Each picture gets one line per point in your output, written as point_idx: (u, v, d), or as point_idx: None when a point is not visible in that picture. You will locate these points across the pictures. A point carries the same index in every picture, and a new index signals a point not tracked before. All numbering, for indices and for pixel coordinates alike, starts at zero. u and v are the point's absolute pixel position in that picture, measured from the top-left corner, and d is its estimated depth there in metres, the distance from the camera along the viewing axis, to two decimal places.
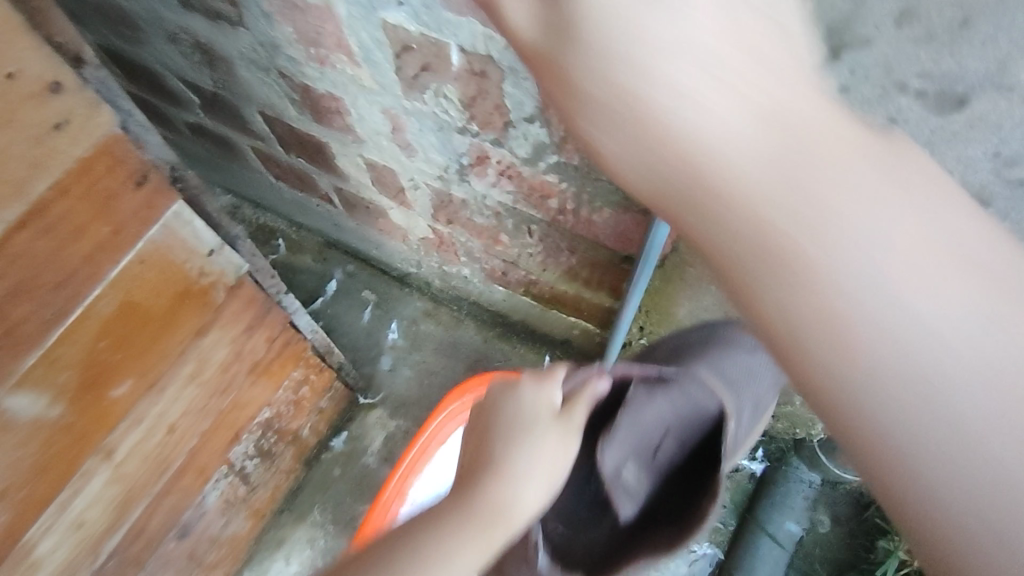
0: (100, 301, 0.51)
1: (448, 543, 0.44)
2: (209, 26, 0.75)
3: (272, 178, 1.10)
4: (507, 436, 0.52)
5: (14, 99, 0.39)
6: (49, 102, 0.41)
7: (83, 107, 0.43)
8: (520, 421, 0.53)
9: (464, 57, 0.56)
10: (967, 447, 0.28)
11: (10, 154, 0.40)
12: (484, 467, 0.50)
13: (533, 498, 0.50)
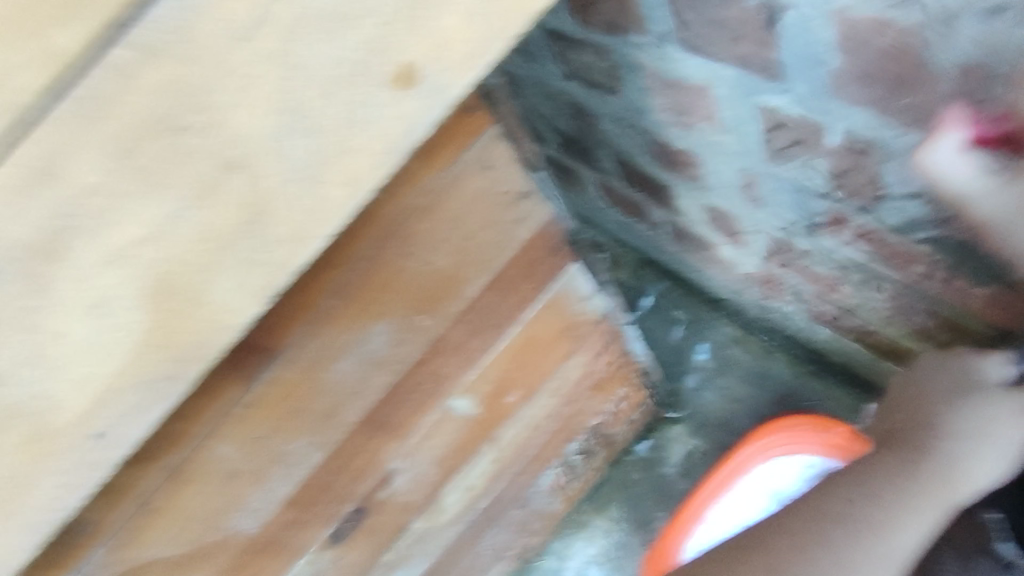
0: (514, 336, 0.66)
1: (904, 516, 0.56)
2: (586, 91, 0.87)
3: (605, 203, 1.22)
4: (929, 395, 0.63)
5: (498, 206, 0.53)
6: (517, 205, 0.54)
7: (535, 207, 0.56)
8: (961, 392, 0.61)
9: (847, 138, 0.57)
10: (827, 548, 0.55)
11: (488, 243, 0.55)
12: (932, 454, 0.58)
13: (982, 474, 0.58)
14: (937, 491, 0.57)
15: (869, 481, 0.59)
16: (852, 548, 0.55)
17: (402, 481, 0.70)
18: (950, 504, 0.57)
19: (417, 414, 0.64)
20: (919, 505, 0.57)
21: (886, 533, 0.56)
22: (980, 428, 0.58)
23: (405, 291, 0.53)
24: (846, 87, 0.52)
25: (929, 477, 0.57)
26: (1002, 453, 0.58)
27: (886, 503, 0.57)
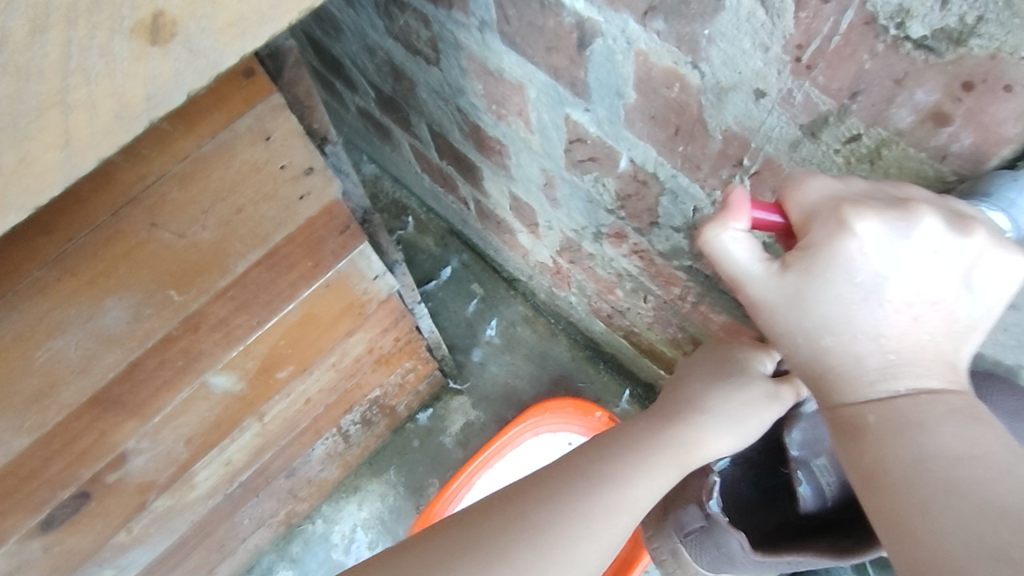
0: (289, 312, 0.62)
1: (644, 467, 0.56)
2: (405, 53, 0.82)
3: (418, 169, 1.19)
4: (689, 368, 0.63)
5: (278, 181, 0.48)
6: (301, 180, 0.50)
7: (321, 183, 0.52)
8: (733, 372, 0.59)
9: (632, 166, 0.62)
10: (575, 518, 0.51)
11: (265, 219, 0.50)
12: (685, 406, 0.59)
13: (719, 444, 0.58)
14: (686, 432, 0.58)
15: (603, 454, 0.56)
16: (588, 502, 0.52)
17: (138, 462, 0.62)
18: (681, 470, 0.57)
19: (167, 390, 0.57)
20: (659, 458, 0.56)
21: (625, 490, 0.54)
22: (747, 407, 0.57)
23: (156, 267, 0.46)
24: (635, 122, 0.56)
25: (660, 441, 0.57)
26: (744, 429, 0.57)
27: (631, 448, 0.57)
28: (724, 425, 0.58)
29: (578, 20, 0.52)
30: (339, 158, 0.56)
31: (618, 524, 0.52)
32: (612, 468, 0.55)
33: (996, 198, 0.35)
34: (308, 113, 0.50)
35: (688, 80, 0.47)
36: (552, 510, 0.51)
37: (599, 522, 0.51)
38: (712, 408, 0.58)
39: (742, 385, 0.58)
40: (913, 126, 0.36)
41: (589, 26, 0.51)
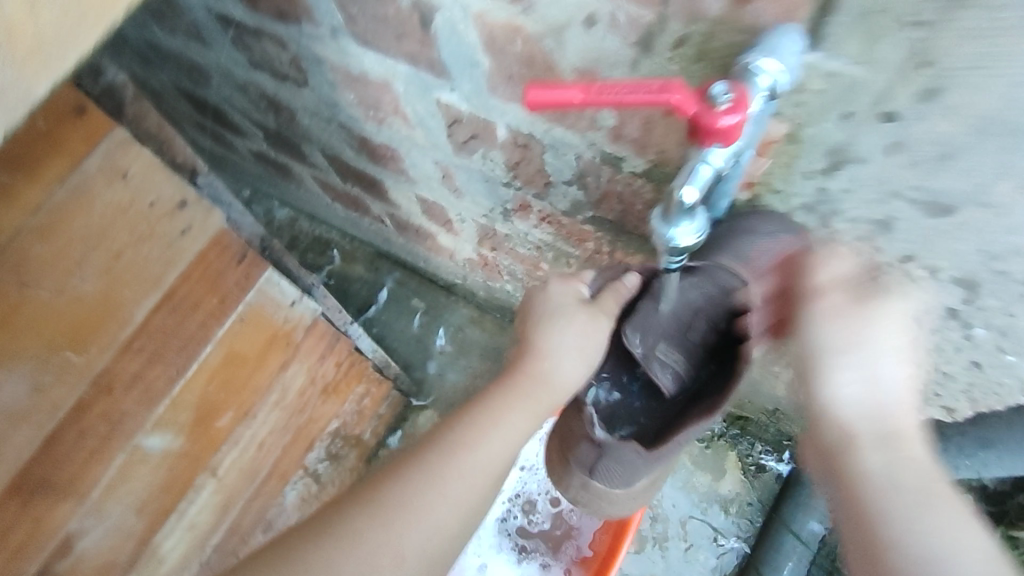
0: (209, 354, 0.61)
1: (496, 422, 0.60)
2: (276, 82, 0.82)
3: (328, 200, 1.18)
4: (540, 315, 0.63)
5: (151, 221, 0.53)
6: (176, 214, 0.54)
7: (202, 215, 0.56)
8: (548, 310, 0.63)
9: (510, 132, 0.64)
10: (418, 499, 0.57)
11: (150, 261, 0.54)
12: (523, 351, 0.63)
13: (569, 380, 0.62)
14: (531, 386, 0.61)
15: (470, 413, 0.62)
16: (460, 452, 0.58)
17: (91, 542, 0.58)
18: (537, 411, 0.62)
19: (97, 460, 0.56)
20: (514, 406, 0.61)
21: (491, 429, 0.60)
22: (563, 336, 0.61)
23: (45, 327, 0.50)
24: (497, 87, 0.57)
25: (518, 392, 0.61)
26: (582, 354, 0.61)
27: (475, 418, 0.61)
28: (569, 363, 0.61)
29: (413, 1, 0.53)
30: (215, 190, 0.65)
31: (485, 465, 0.59)
32: (481, 436, 0.60)
33: (763, 48, 0.37)
34: (168, 147, 0.57)
35: (527, 29, 0.49)
36: (426, 464, 0.57)
37: (467, 463, 0.58)
38: (555, 348, 0.61)
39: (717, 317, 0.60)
40: None
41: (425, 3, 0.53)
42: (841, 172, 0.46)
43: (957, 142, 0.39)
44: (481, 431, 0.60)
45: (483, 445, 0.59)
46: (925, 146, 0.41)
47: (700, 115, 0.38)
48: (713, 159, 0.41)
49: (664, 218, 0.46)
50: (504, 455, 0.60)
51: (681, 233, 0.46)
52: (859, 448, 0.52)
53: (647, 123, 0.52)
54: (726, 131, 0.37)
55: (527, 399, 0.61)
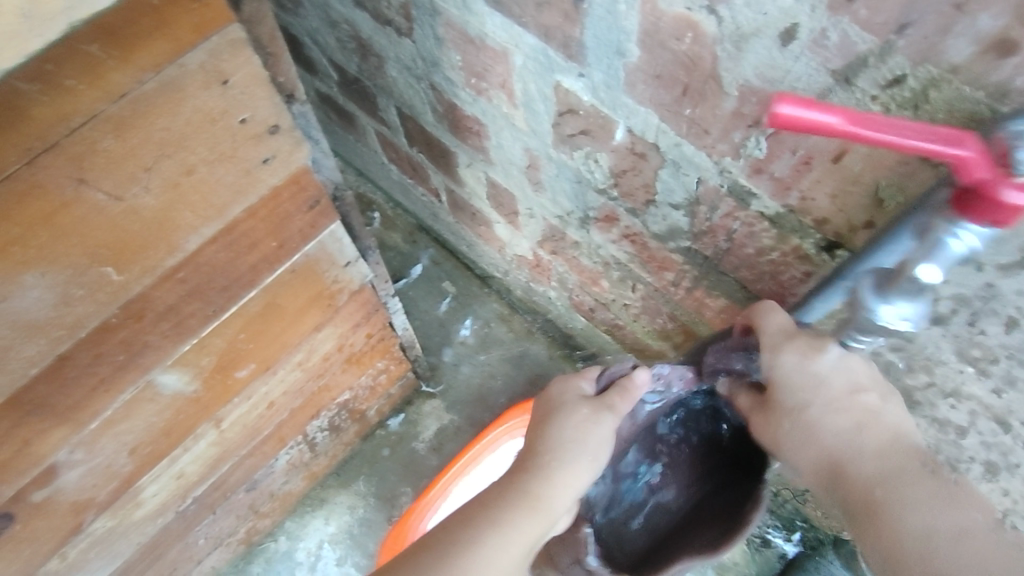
0: (250, 300, 0.55)
1: (503, 519, 0.55)
2: (375, 25, 0.76)
3: (386, 159, 1.12)
4: (539, 423, 0.61)
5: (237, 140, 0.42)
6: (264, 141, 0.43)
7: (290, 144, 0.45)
8: (552, 409, 0.61)
9: (630, 137, 0.57)
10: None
11: (220, 184, 0.43)
12: (528, 447, 0.61)
13: (576, 483, 0.58)
14: (548, 482, 0.57)
15: (475, 512, 0.57)
16: (468, 549, 0.54)
17: (71, 477, 0.53)
18: (545, 517, 0.56)
19: (105, 391, 0.49)
20: (518, 509, 0.56)
21: (503, 531, 0.55)
22: (566, 432, 0.59)
23: (86, 236, 0.38)
24: (636, 85, 0.51)
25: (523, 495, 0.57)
26: (590, 456, 0.58)
27: (483, 510, 0.57)
28: (580, 467, 0.58)
29: None
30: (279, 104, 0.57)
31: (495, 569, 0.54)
32: (490, 525, 0.55)
33: None
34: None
35: (703, 28, 0.43)
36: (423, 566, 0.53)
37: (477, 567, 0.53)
38: (563, 436, 0.58)
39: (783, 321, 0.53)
40: (970, 60, 0.33)
41: None
42: None
43: None
44: (490, 527, 0.55)
45: (494, 544, 0.55)
46: None
47: (988, 183, 0.31)
48: (966, 238, 0.34)
49: (876, 291, 0.40)
50: (518, 557, 0.55)
51: (892, 316, 0.40)
52: (903, 482, 0.47)
53: (805, 163, 0.45)
54: (1010, 208, 0.32)
55: (525, 504, 0.56)
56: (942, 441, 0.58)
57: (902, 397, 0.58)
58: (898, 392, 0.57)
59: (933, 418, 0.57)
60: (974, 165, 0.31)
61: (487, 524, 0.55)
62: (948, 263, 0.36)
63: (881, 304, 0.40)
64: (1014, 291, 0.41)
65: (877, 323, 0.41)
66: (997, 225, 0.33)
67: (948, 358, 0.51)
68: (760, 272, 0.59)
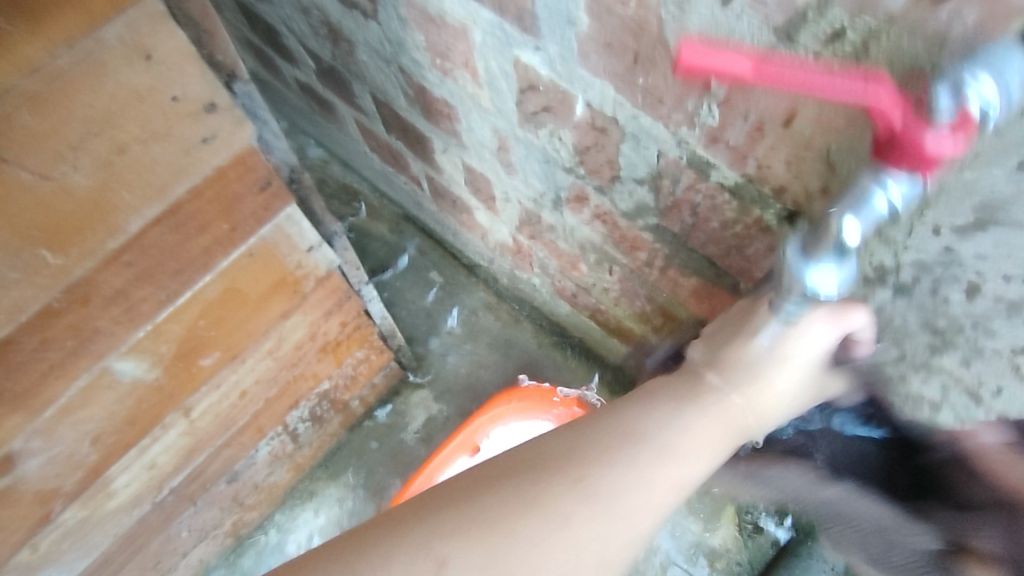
0: (207, 285, 0.55)
1: (634, 477, 0.45)
2: (341, 9, 0.76)
3: (367, 149, 1.12)
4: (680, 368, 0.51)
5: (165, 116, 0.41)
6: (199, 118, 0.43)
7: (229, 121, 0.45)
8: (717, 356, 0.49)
9: (589, 111, 0.56)
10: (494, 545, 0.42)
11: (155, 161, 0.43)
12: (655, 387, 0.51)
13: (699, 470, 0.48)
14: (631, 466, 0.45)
15: (566, 453, 0.46)
16: (574, 503, 0.44)
17: (31, 466, 0.53)
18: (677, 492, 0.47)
19: (58, 377, 0.48)
20: (652, 474, 0.46)
21: (557, 522, 0.43)
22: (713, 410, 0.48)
23: (16, 217, 0.38)
24: (589, 56, 0.50)
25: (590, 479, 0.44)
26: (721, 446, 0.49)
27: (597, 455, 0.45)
28: (669, 463, 0.47)
29: None
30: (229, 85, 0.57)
31: (533, 566, 0.42)
32: (610, 485, 0.44)
33: (981, 62, 0.29)
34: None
35: None
36: (514, 517, 0.43)
37: (515, 561, 0.42)
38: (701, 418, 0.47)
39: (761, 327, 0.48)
40: (907, 8, 0.31)
41: None
42: (983, 234, 0.38)
43: None
44: (539, 508, 0.43)
45: (609, 502, 0.44)
46: None
47: (905, 130, 0.31)
48: (893, 192, 0.34)
49: (802, 255, 0.40)
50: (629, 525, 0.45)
51: (820, 276, 0.40)
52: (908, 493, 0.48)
53: (757, 129, 0.44)
54: (930, 157, 0.31)
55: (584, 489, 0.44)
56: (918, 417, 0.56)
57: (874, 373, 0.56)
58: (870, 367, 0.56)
59: (908, 394, 0.55)
60: (890, 112, 0.31)
61: (604, 474, 0.45)
62: (871, 222, 0.36)
63: (809, 270, 0.40)
64: (973, 255, 0.40)
65: (810, 291, 0.41)
66: (919, 173, 0.33)
67: (915, 330, 0.49)
68: (726, 247, 0.57)
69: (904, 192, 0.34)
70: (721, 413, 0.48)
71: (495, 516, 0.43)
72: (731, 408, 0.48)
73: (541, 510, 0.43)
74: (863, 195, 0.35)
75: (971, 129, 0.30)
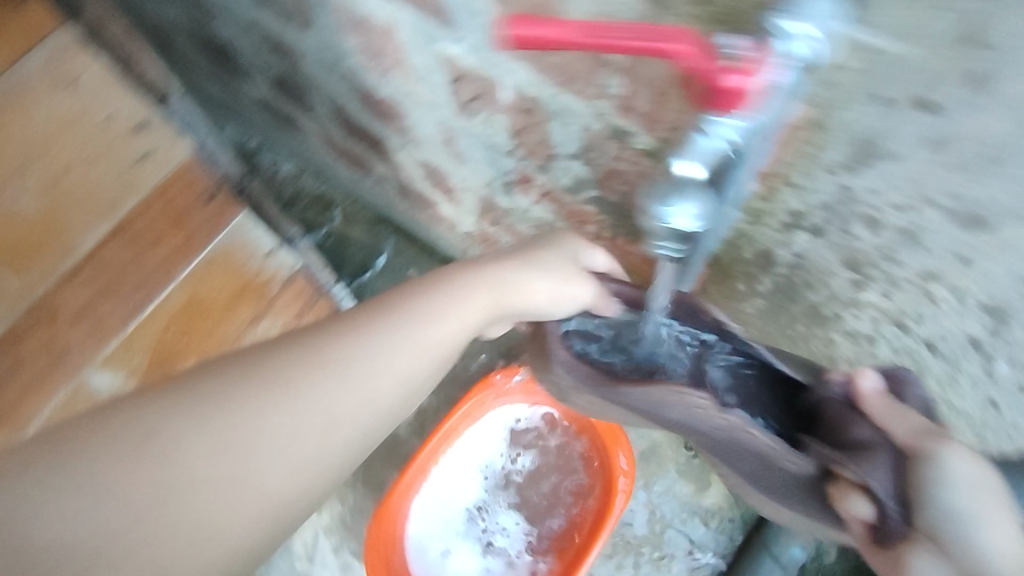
0: (169, 296, 0.61)
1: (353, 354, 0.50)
2: (281, 22, 0.78)
3: (332, 156, 1.14)
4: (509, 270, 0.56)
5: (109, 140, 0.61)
6: (136, 139, 0.62)
7: (165, 142, 0.63)
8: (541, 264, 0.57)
9: (515, 95, 0.59)
10: (171, 492, 0.43)
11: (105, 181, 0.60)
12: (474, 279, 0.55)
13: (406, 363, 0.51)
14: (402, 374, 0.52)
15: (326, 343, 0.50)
16: (253, 422, 0.46)
17: None
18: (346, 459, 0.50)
19: (35, 394, 0.55)
20: (346, 376, 0.49)
21: (263, 400, 0.47)
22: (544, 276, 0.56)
23: None
24: (502, 42, 0.53)
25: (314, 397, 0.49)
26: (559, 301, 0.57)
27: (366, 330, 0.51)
28: (423, 343, 0.52)
29: None
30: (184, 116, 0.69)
31: (232, 461, 0.45)
32: (282, 401, 0.47)
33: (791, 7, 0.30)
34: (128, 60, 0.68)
35: None
36: (201, 429, 0.44)
37: (175, 460, 0.44)
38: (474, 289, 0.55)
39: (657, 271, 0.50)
40: None
41: None
42: (870, 169, 0.40)
43: (1007, 146, 0.33)
44: (294, 404, 0.47)
45: (233, 450, 0.45)
46: (973, 145, 0.34)
47: (707, 72, 0.33)
48: (720, 130, 0.35)
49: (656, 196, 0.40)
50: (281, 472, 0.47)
51: (676, 216, 0.40)
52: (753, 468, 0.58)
53: (660, 93, 0.46)
54: (733, 92, 0.33)
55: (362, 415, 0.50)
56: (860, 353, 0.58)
57: (813, 316, 0.58)
58: (809, 311, 0.58)
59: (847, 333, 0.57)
60: (688, 52, 0.33)
61: (276, 442, 0.46)
62: (706, 157, 0.37)
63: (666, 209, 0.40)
64: (866, 190, 0.42)
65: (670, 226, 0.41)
66: (730, 110, 0.34)
67: (838, 269, 0.51)
68: None
69: (732, 129, 0.35)
70: (489, 290, 0.55)
71: (178, 481, 0.43)
72: (501, 286, 0.55)
73: (220, 446, 0.45)
74: (700, 134, 0.37)
75: (764, 62, 0.32)
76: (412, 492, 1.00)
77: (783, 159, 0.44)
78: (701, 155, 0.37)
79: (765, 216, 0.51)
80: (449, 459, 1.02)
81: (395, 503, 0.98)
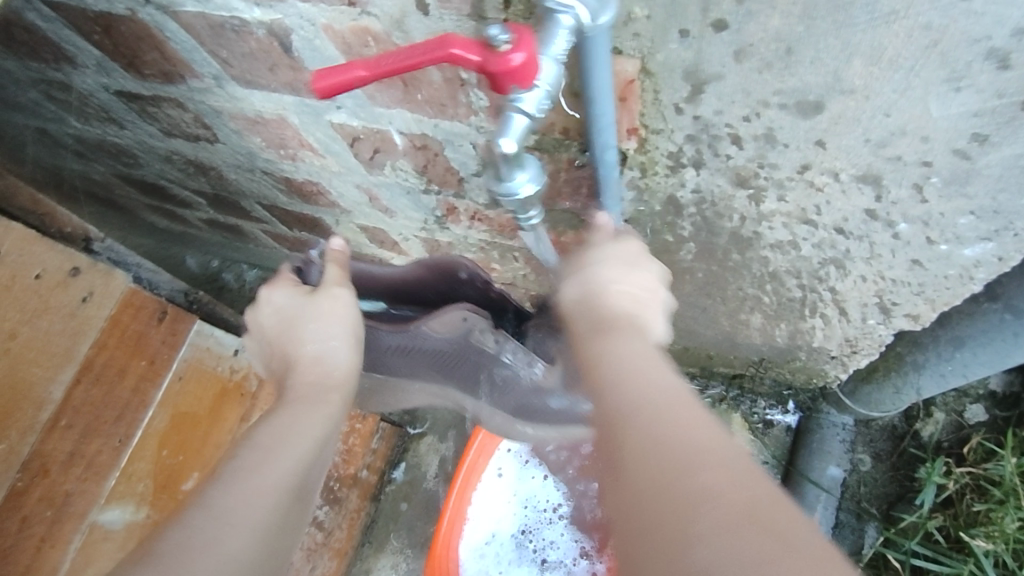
0: (153, 418, 0.63)
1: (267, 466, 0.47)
2: (192, 145, 0.84)
3: (285, 250, 1.19)
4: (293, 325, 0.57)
5: (46, 292, 0.55)
6: (72, 283, 0.57)
7: (100, 279, 0.59)
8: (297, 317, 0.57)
9: (406, 137, 0.63)
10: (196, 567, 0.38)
11: (53, 334, 0.55)
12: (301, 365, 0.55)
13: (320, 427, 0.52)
14: (316, 408, 0.53)
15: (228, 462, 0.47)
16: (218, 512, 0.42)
17: None
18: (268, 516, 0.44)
19: (51, 548, 0.55)
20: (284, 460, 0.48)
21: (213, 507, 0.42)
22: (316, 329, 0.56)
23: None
24: (374, 94, 0.58)
25: (317, 382, 0.55)
26: (329, 316, 0.55)
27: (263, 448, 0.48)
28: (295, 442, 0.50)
29: (267, 27, 0.54)
30: (114, 251, 0.66)
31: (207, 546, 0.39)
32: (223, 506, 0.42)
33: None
34: (52, 220, 0.62)
35: (373, 28, 0.49)
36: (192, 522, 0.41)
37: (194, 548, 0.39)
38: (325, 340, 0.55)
39: (343, 296, 0.57)
40: None
41: (278, 27, 0.53)
42: (705, 94, 0.44)
43: (791, 36, 0.38)
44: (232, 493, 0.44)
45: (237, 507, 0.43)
46: (767, 45, 0.39)
47: (483, 63, 0.34)
48: (524, 107, 0.36)
49: (498, 178, 0.41)
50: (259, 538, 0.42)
51: (520, 186, 0.41)
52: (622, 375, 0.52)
53: None
54: (515, 72, 0.34)
55: (330, 396, 0.54)
56: (792, 261, 0.61)
57: (737, 242, 0.61)
58: (732, 239, 0.61)
59: (772, 246, 0.60)
60: (458, 58, 0.35)
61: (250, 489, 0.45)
62: (521, 134, 0.37)
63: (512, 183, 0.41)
64: (714, 114, 0.46)
65: (517, 198, 0.42)
66: (523, 86, 0.35)
67: (734, 192, 0.54)
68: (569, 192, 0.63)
69: (533, 105, 0.36)
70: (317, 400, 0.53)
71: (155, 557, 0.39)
72: (316, 392, 0.54)
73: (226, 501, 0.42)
74: (505, 112, 0.37)
75: (524, 41, 0.34)
76: (454, 538, 1.01)
77: (638, 112, 0.48)
78: (515, 128, 0.37)
79: (651, 167, 0.54)
80: (479, 494, 1.03)
81: (440, 554, 1.00)
